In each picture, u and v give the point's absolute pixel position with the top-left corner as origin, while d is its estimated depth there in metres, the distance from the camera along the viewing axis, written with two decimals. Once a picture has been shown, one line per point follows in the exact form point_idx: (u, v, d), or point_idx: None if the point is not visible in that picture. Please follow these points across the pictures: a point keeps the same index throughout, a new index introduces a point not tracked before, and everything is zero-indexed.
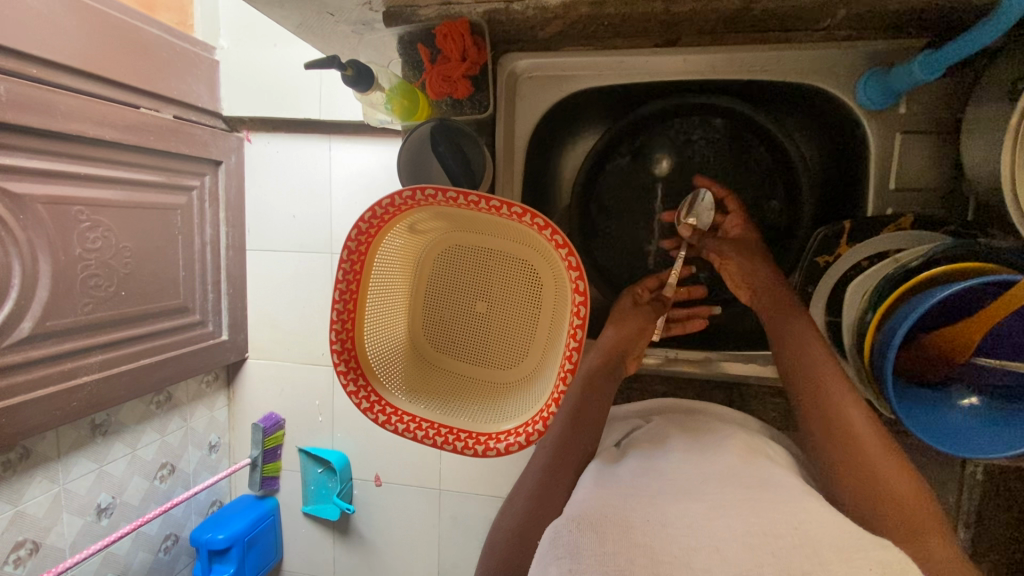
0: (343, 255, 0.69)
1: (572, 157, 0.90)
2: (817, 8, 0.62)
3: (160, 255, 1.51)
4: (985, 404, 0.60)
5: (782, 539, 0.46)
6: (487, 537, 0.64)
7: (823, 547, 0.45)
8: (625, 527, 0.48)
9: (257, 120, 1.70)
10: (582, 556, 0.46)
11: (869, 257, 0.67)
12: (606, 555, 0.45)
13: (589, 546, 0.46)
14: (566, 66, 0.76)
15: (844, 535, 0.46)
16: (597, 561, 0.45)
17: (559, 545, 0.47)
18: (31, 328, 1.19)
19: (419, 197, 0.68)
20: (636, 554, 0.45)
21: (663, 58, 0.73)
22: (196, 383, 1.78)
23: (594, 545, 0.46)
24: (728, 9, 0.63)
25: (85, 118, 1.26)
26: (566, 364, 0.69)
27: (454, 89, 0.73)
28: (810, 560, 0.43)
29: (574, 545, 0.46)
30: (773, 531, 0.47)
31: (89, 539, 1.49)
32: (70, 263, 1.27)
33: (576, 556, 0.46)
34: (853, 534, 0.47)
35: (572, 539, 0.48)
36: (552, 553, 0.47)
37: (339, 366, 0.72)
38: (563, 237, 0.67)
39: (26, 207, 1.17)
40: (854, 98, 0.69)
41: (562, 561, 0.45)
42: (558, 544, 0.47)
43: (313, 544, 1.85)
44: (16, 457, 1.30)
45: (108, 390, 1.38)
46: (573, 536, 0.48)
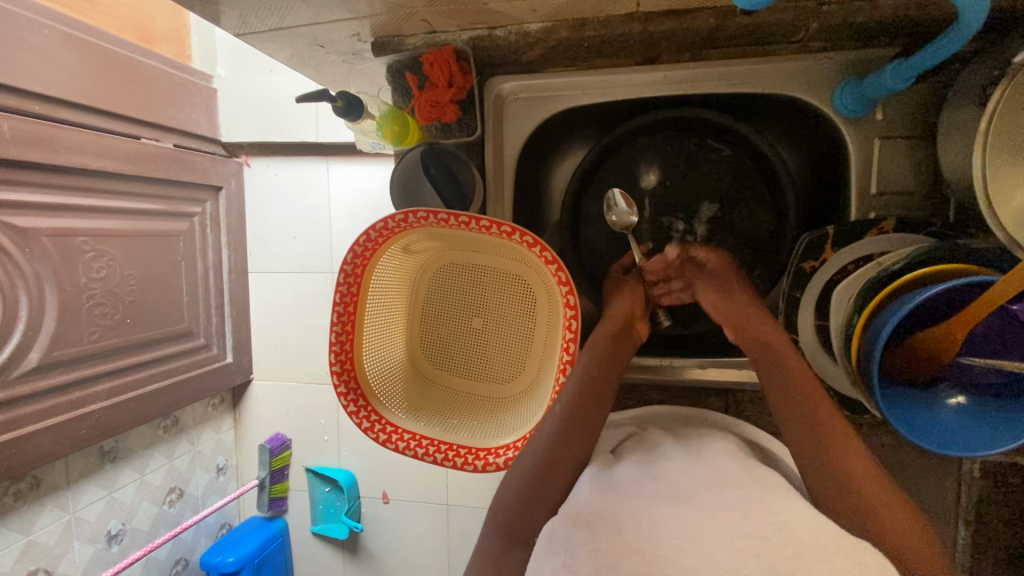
0: (340, 278, 0.71)
1: (561, 173, 0.91)
2: (791, 22, 0.65)
3: (164, 281, 1.54)
4: (971, 403, 0.61)
5: (765, 539, 0.47)
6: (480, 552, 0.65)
7: (799, 548, 0.46)
8: (617, 528, 0.50)
9: (255, 145, 1.74)
10: (576, 553, 0.48)
11: (853, 261, 0.68)
12: (599, 552, 0.47)
13: (582, 543, 0.49)
14: (551, 86, 0.78)
15: (828, 536, 0.47)
16: (588, 559, 0.47)
17: (554, 542, 0.50)
18: (39, 358, 1.22)
19: (411, 220, 0.70)
20: (628, 551, 0.47)
21: (644, 75, 0.74)
22: (202, 407, 1.80)
23: (585, 542, 0.49)
24: (703, 27, 0.66)
25: (88, 151, 1.29)
26: (561, 378, 0.72)
27: (442, 114, 0.75)
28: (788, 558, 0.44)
29: (568, 542, 0.49)
30: (757, 532, 0.48)
31: (100, 566, 1.50)
32: (76, 293, 1.29)
33: (571, 552, 0.48)
34: (835, 535, 0.48)
35: (566, 535, 0.50)
36: (548, 548, 0.50)
37: (340, 387, 0.73)
38: (552, 254, 0.69)
39: (33, 240, 1.20)
40: (831, 106, 0.71)
41: (557, 556, 0.48)
42: (553, 541, 0.50)
43: (323, 564, 1.85)
44: (27, 486, 1.31)
45: (116, 416, 1.40)
46: (569, 533, 0.50)
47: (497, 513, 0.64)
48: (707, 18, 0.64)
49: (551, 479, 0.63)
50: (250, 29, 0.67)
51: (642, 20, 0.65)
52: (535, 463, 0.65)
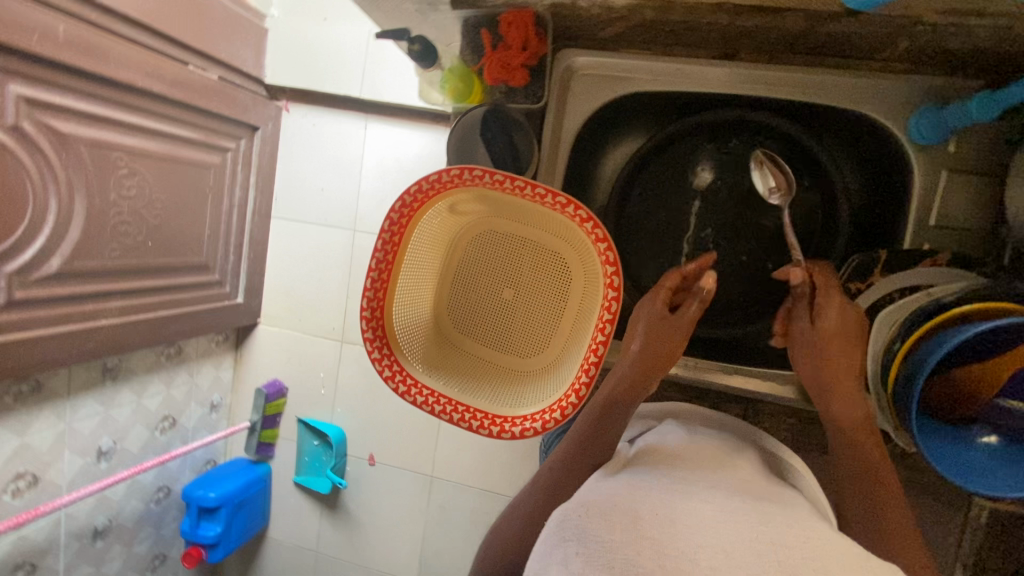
0: (384, 225, 0.71)
1: (612, 160, 0.89)
2: (882, 38, 0.64)
3: (189, 210, 1.53)
4: (1001, 444, 0.61)
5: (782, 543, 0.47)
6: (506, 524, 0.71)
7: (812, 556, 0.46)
8: (633, 519, 0.52)
9: (297, 91, 1.74)
10: (590, 542, 0.51)
11: (899, 290, 0.67)
12: (611, 545, 0.50)
13: (595, 533, 0.52)
14: (620, 68, 0.76)
15: None
16: (599, 551, 0.50)
17: (567, 530, 0.54)
18: (60, 265, 1.22)
19: (466, 176, 0.70)
20: (642, 544, 0.50)
21: (720, 70, 0.74)
22: (206, 341, 1.80)
23: (599, 533, 0.52)
24: (790, 29, 0.65)
25: (137, 69, 1.29)
26: (590, 357, 0.70)
27: (511, 78, 0.75)
28: None
29: (582, 531, 0.52)
30: None
31: (86, 480, 1.52)
32: (104, 207, 1.29)
33: (583, 542, 0.51)
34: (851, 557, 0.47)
35: (578, 525, 0.54)
36: (561, 534, 0.54)
37: (367, 332, 0.73)
38: (604, 232, 0.68)
39: (70, 147, 1.20)
40: (904, 131, 0.70)
41: (569, 545, 0.52)
42: (566, 528, 0.54)
43: (300, 515, 1.86)
44: (29, 390, 1.32)
45: (124, 335, 1.41)
46: (582, 521, 0.54)
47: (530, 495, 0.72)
48: (798, 21, 0.63)
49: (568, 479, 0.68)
50: None
51: (730, 13, 0.63)
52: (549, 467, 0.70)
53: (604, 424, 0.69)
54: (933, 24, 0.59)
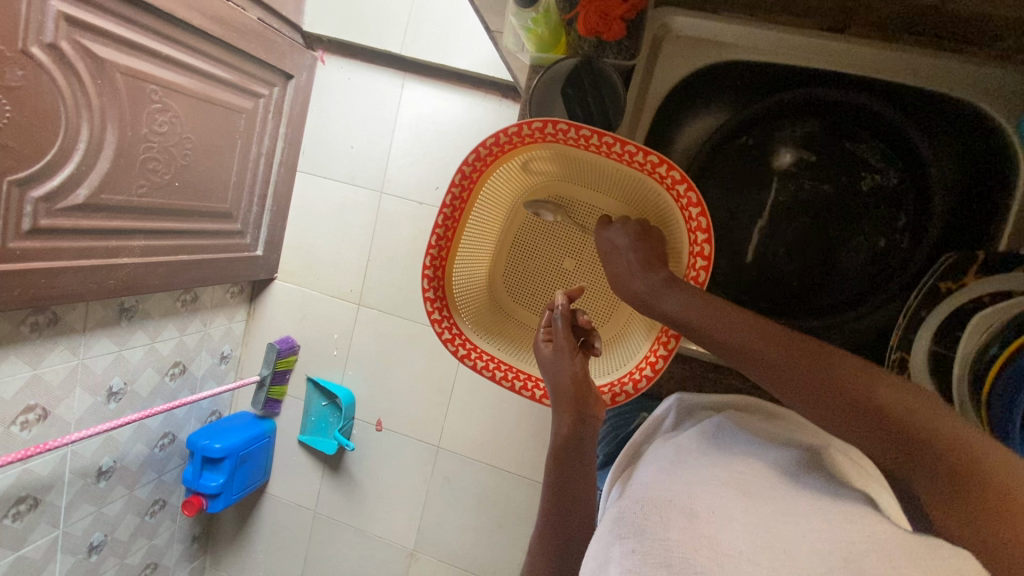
0: (455, 179, 0.67)
1: (689, 133, 0.82)
2: (1013, 21, 0.59)
3: (217, 154, 1.48)
4: None
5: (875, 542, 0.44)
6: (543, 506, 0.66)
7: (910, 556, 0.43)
8: (689, 516, 0.51)
9: (335, 42, 1.68)
10: (648, 541, 0.50)
11: (991, 294, 0.63)
12: (668, 542, 0.48)
13: (653, 532, 0.50)
14: (721, 35, 0.71)
15: None
16: (656, 549, 0.48)
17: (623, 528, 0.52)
18: (86, 196, 1.18)
19: (548, 131, 0.65)
20: (700, 544, 0.47)
21: (826, 42, 0.68)
22: (221, 291, 1.77)
23: (654, 533, 0.50)
24: (913, 4, 0.60)
25: (183, 0, 1.25)
26: (667, 331, 0.68)
27: (606, 30, 0.66)
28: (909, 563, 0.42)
29: (640, 529, 0.51)
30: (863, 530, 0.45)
31: (95, 419, 1.49)
32: (134, 140, 1.24)
33: (641, 540, 0.50)
34: None
35: (635, 522, 0.52)
36: (617, 532, 0.53)
37: (428, 292, 0.70)
38: (698, 197, 0.64)
39: (106, 73, 1.15)
40: (1015, 127, 0.65)
41: (627, 545, 0.50)
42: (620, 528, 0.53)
43: (301, 474, 1.85)
44: (45, 321, 1.29)
45: (143, 276, 1.37)
46: (638, 520, 0.52)
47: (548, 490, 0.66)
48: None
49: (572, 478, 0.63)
50: None
51: None
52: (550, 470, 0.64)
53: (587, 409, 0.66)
54: None
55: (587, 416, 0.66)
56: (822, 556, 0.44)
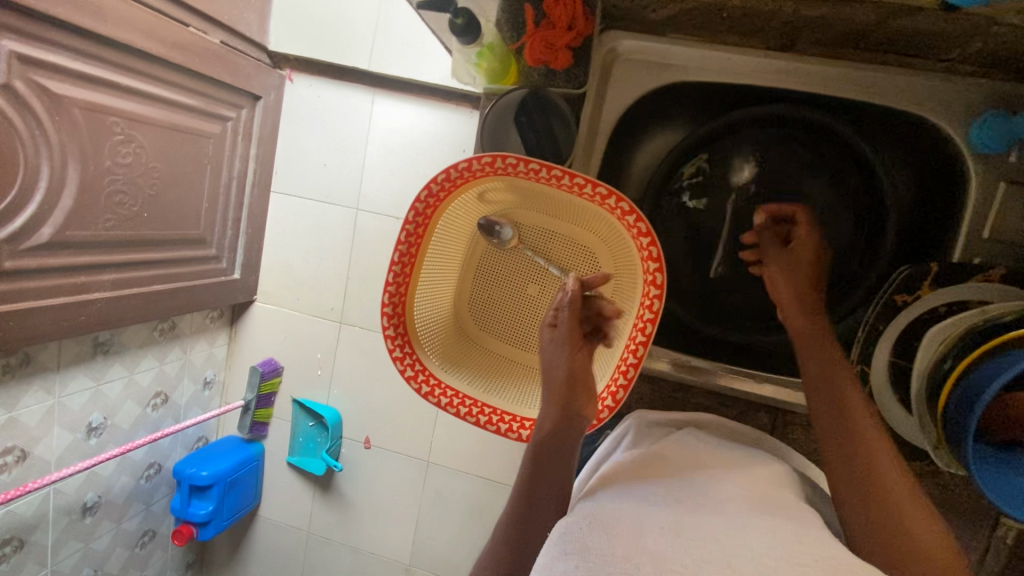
0: (408, 216, 0.67)
1: (645, 153, 0.83)
2: (954, 37, 0.60)
3: (186, 181, 1.46)
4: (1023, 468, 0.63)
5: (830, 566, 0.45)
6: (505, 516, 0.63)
7: None
8: (635, 533, 0.51)
9: (301, 60, 1.66)
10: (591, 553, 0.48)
11: (946, 304, 0.66)
12: (612, 556, 0.48)
13: (598, 545, 0.49)
14: (668, 55, 0.72)
15: None
16: (600, 562, 0.47)
17: (568, 541, 0.51)
18: (51, 235, 1.15)
19: (498, 165, 0.65)
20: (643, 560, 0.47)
21: (775, 61, 0.70)
22: (200, 317, 1.75)
23: (600, 546, 0.49)
24: (858, 22, 0.61)
25: (135, 29, 1.21)
26: (629, 358, 0.69)
27: (554, 58, 0.69)
28: None
29: (583, 542, 0.50)
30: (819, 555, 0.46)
31: (76, 456, 1.47)
32: (98, 174, 1.22)
33: (584, 553, 0.48)
34: None
35: (580, 536, 0.51)
36: (562, 545, 0.50)
37: (389, 330, 0.71)
38: (648, 227, 0.64)
39: (63, 108, 1.13)
40: (964, 137, 0.66)
41: (569, 557, 0.48)
42: (566, 539, 0.51)
43: (292, 495, 1.84)
44: (17, 362, 1.27)
45: (117, 310, 1.35)
46: (583, 533, 0.51)
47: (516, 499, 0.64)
48: (867, 14, 0.59)
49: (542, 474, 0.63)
50: None
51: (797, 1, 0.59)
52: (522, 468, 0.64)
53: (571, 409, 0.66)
54: (1012, 25, 0.56)
55: (573, 413, 0.66)
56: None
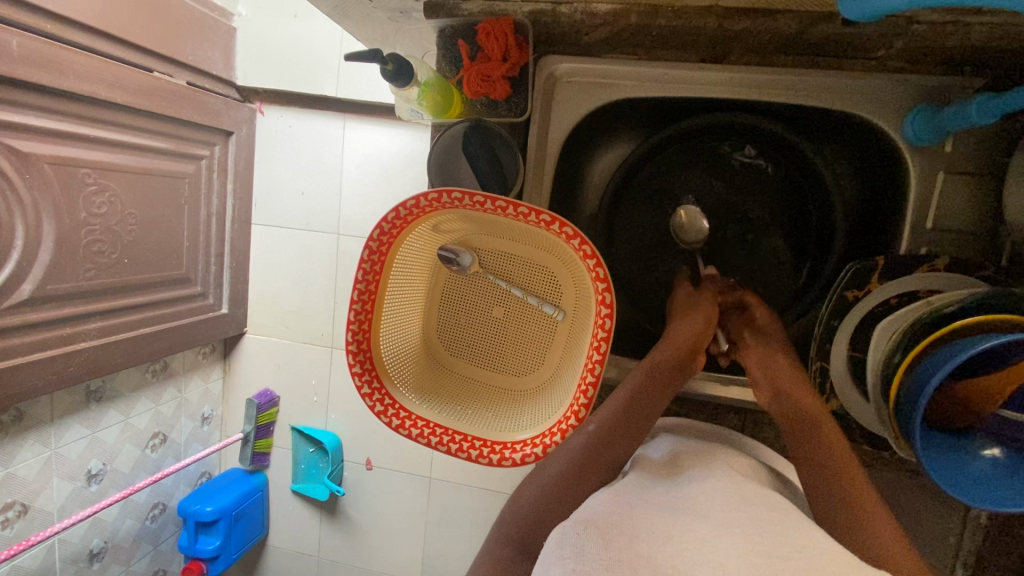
0: (363, 255, 0.68)
1: (599, 166, 0.87)
2: (875, 39, 0.62)
3: (165, 223, 1.45)
4: (1004, 456, 0.58)
5: (786, 564, 0.46)
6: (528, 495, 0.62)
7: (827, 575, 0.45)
8: (628, 537, 0.51)
9: (270, 92, 1.65)
10: (586, 559, 0.48)
11: (898, 293, 0.66)
12: (609, 561, 0.48)
13: (593, 550, 0.49)
14: (608, 73, 0.74)
15: (847, 565, 0.47)
16: (598, 567, 0.47)
17: (563, 546, 0.51)
18: (32, 290, 1.14)
19: (445, 200, 0.66)
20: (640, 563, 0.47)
21: (709, 73, 0.71)
22: (192, 354, 1.74)
23: (595, 551, 0.49)
24: (780, 32, 0.62)
25: (98, 79, 1.20)
26: (587, 377, 0.67)
27: (492, 90, 0.71)
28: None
29: (578, 548, 0.50)
30: (775, 554, 0.47)
31: (77, 504, 1.47)
32: (74, 227, 1.21)
33: (579, 557, 0.49)
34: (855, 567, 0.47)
35: (576, 541, 0.51)
36: (557, 553, 0.50)
37: (355, 367, 0.71)
38: (591, 248, 0.65)
39: (33, 166, 1.12)
40: (900, 131, 0.68)
41: (565, 561, 0.49)
42: (562, 547, 0.51)
43: (299, 522, 1.84)
44: (9, 419, 1.26)
45: (106, 357, 1.34)
46: (579, 538, 0.51)
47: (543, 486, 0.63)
48: (789, 24, 0.60)
49: (612, 441, 0.64)
50: None
51: (719, 16, 0.61)
52: (591, 431, 0.65)
53: (637, 407, 0.67)
54: (932, 22, 0.57)
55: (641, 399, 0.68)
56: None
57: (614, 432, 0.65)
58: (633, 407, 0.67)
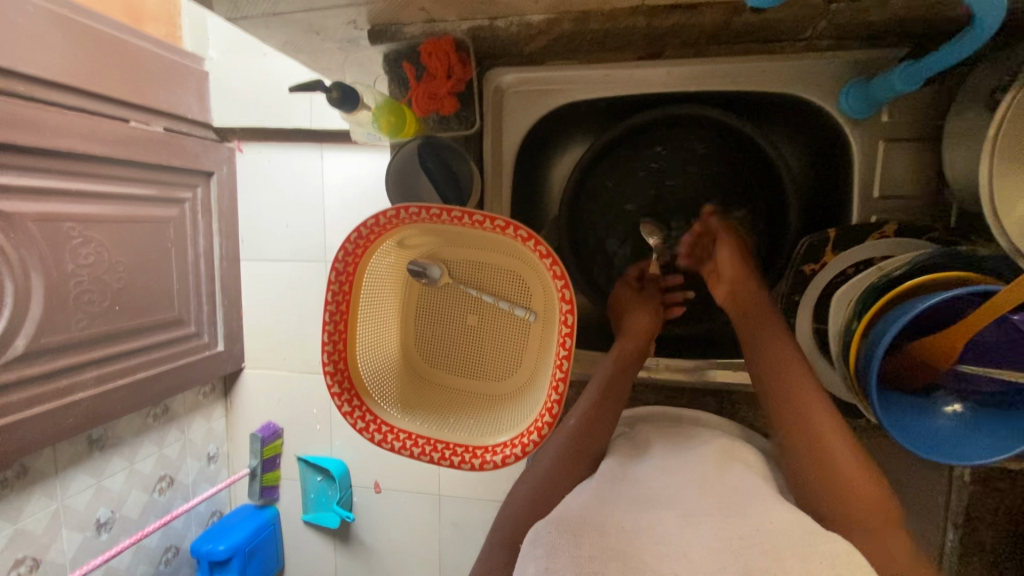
0: (331, 277, 0.70)
1: (560, 169, 0.91)
2: (799, 20, 0.64)
3: (153, 267, 1.47)
4: (967, 411, 0.62)
5: (749, 540, 0.47)
6: (521, 497, 0.65)
7: (791, 546, 0.46)
8: (603, 531, 0.50)
9: (247, 130, 1.67)
10: (558, 556, 0.48)
11: (854, 265, 0.70)
12: (581, 558, 0.47)
13: (567, 547, 0.49)
14: (551, 80, 0.78)
15: (812, 533, 0.48)
16: (572, 564, 0.47)
17: (538, 545, 0.50)
18: (26, 345, 1.16)
19: (403, 216, 0.69)
20: (610, 556, 0.47)
21: (648, 70, 0.75)
22: (192, 394, 1.75)
23: (569, 547, 0.49)
24: (709, 23, 0.65)
25: (75, 134, 1.23)
26: (557, 373, 0.69)
27: (441, 106, 0.75)
28: (768, 553, 0.46)
29: (552, 546, 0.49)
30: (741, 532, 0.48)
31: (89, 554, 1.47)
32: (63, 280, 1.23)
33: (553, 556, 0.48)
34: (819, 533, 0.48)
35: (549, 540, 0.50)
36: (531, 553, 0.50)
37: (333, 387, 0.73)
38: (547, 247, 0.68)
39: (18, 224, 1.14)
40: (836, 106, 0.72)
41: (540, 560, 0.49)
42: (536, 545, 0.50)
43: (313, 552, 1.83)
44: (15, 474, 1.28)
45: (105, 405, 1.35)
46: (552, 536, 0.51)
47: (531, 487, 0.65)
48: (714, 14, 0.62)
49: (590, 437, 0.68)
50: (242, 14, 0.64)
51: (647, 14, 0.63)
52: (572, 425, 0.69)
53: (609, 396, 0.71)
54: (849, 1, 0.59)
55: (612, 391, 0.72)
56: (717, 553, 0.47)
57: (594, 422, 0.69)
58: (603, 402, 0.71)
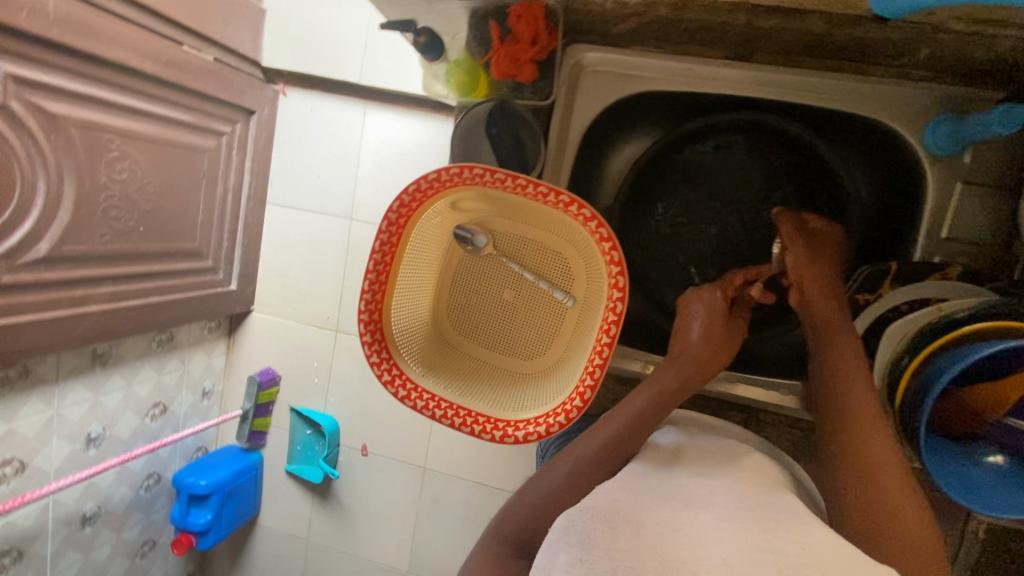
0: (382, 225, 0.70)
1: (619, 160, 0.90)
2: (901, 44, 0.63)
3: (183, 194, 1.46)
4: (1009, 464, 0.63)
5: (784, 555, 0.47)
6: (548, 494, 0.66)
7: (827, 569, 0.45)
8: (635, 525, 0.50)
9: (295, 75, 1.65)
10: (594, 547, 0.47)
11: (908, 302, 0.68)
12: (616, 552, 0.47)
13: (603, 540, 0.48)
14: (632, 65, 0.78)
15: (848, 558, 0.47)
16: (606, 557, 0.46)
17: (571, 534, 0.50)
18: (49, 249, 1.16)
19: (466, 175, 0.69)
20: (646, 553, 0.47)
21: (732, 71, 0.75)
22: (198, 328, 1.74)
23: (603, 540, 0.48)
24: (809, 33, 0.63)
25: (130, 47, 1.22)
26: (595, 358, 0.69)
27: (520, 72, 0.74)
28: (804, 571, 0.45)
29: (587, 536, 0.49)
30: (775, 548, 0.48)
31: (75, 467, 1.47)
32: (94, 190, 1.22)
33: (587, 547, 0.47)
34: (856, 560, 0.47)
35: (584, 529, 0.50)
36: (563, 540, 0.49)
37: (365, 336, 0.72)
38: (608, 231, 0.67)
39: (59, 127, 1.13)
40: (919, 138, 0.71)
41: (574, 550, 0.48)
42: (569, 534, 0.50)
43: (291, 504, 1.83)
44: (16, 375, 1.27)
45: (114, 322, 1.35)
46: (586, 526, 0.50)
47: (563, 476, 0.67)
48: (818, 23, 0.60)
49: (628, 437, 0.69)
50: None
51: (749, 14, 0.61)
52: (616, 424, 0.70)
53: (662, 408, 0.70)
54: (957, 32, 0.57)
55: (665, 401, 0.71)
56: (751, 562, 0.46)
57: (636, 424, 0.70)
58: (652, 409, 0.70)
